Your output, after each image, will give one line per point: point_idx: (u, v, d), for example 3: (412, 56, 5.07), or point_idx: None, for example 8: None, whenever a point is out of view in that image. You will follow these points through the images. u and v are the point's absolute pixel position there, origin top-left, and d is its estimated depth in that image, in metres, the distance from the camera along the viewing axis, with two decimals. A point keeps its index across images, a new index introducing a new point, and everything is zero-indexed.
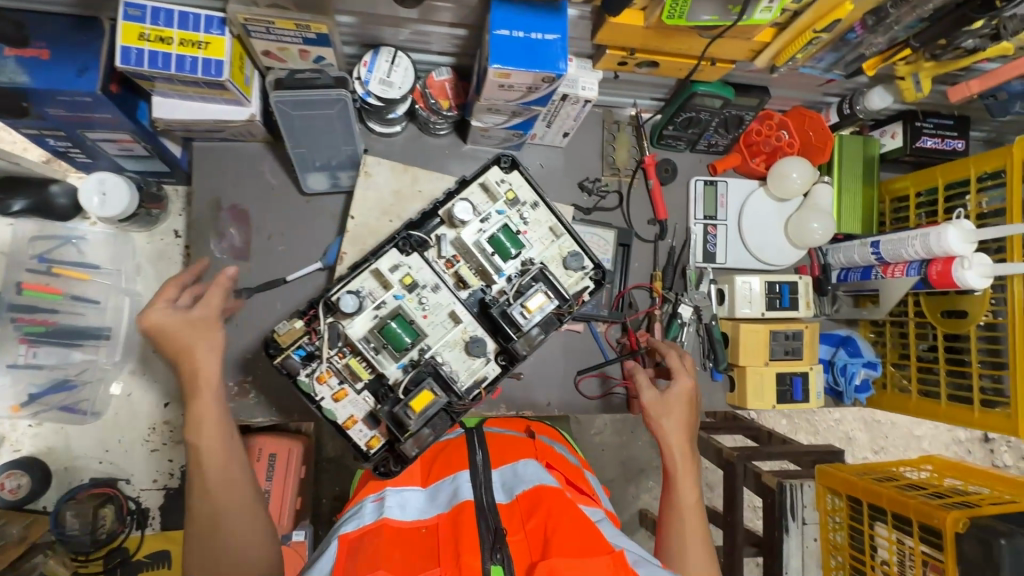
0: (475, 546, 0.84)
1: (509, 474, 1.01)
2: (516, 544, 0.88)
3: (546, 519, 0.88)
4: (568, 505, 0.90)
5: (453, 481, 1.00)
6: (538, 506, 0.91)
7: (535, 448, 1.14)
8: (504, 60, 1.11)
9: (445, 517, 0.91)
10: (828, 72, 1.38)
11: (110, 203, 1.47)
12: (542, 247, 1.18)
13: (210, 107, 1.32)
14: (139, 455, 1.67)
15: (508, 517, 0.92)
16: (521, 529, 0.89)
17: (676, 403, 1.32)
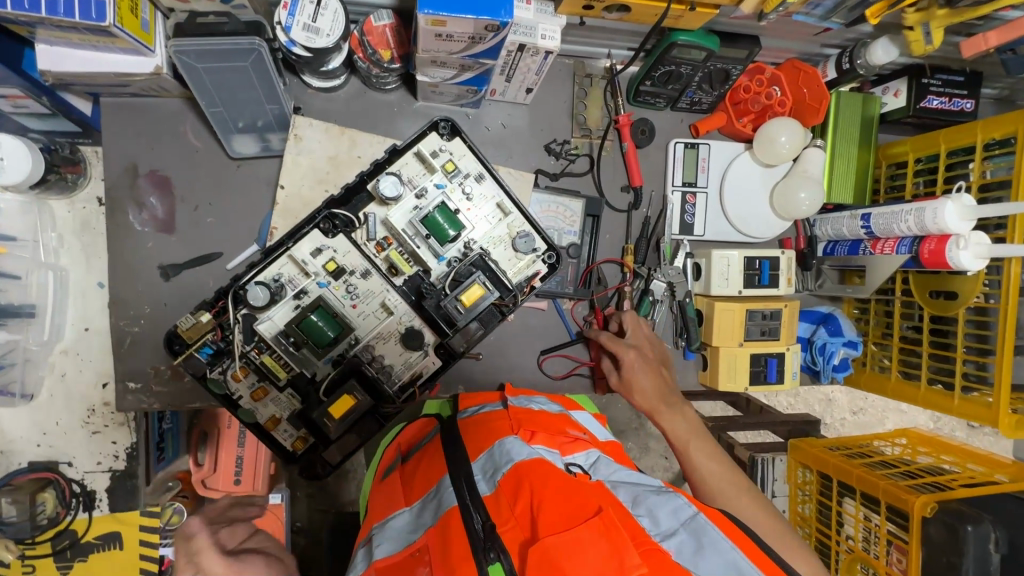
0: (467, 558, 0.72)
1: (486, 460, 0.88)
2: (508, 532, 0.76)
3: (535, 496, 0.77)
4: (552, 470, 0.80)
5: (437, 488, 0.86)
6: (521, 486, 0.79)
7: (511, 418, 1.02)
8: (437, 5, 0.93)
9: (433, 533, 0.78)
10: (826, 21, 1.20)
11: (9, 170, 1.29)
12: (488, 228, 1.05)
13: (108, 58, 1.13)
14: (79, 439, 1.56)
15: (495, 509, 0.79)
16: (509, 518, 0.77)
17: (634, 372, 1.31)
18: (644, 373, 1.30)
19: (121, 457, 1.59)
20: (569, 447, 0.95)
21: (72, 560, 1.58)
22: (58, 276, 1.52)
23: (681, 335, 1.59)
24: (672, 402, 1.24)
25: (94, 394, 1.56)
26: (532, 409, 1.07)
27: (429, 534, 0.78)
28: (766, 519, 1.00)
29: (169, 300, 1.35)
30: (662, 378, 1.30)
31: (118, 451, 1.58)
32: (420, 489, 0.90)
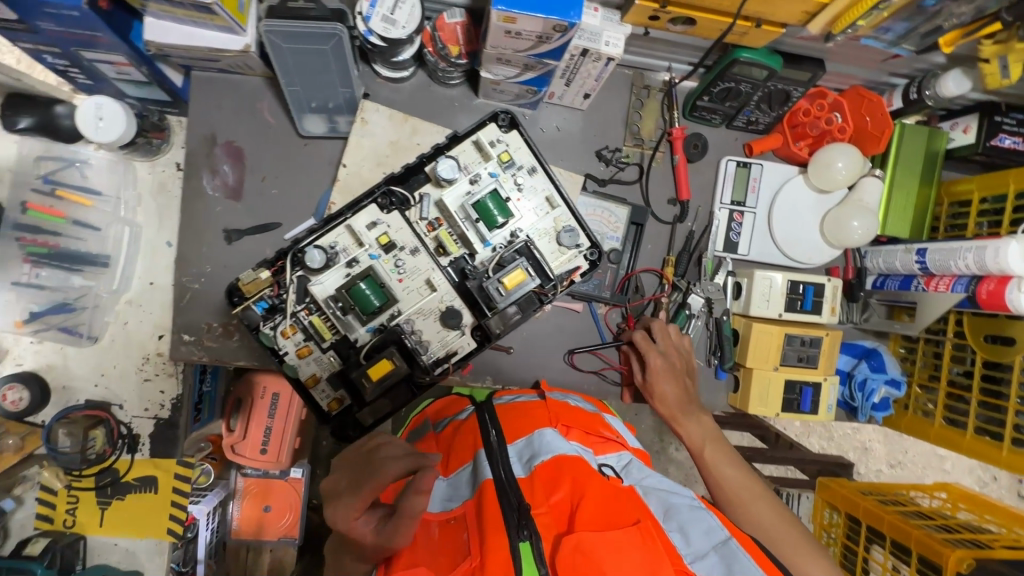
0: (501, 529, 0.78)
1: (524, 446, 0.95)
2: (540, 518, 0.83)
3: (573, 491, 0.85)
4: (593, 473, 0.87)
5: (473, 465, 0.92)
6: (561, 478, 0.86)
7: (549, 410, 1.09)
8: (510, 2, 0.99)
9: (469, 504, 0.85)
10: (895, 47, 1.18)
11: (106, 129, 1.42)
12: (535, 219, 1.09)
13: (204, 34, 1.24)
14: (132, 383, 1.67)
15: (530, 491, 0.86)
16: (544, 504, 0.84)
17: (658, 377, 1.35)
18: (666, 382, 1.35)
19: (167, 406, 1.69)
20: (601, 448, 1.06)
21: (112, 498, 1.68)
22: (132, 232, 1.65)
23: (715, 353, 1.56)
24: (691, 410, 1.33)
25: (150, 344, 1.67)
26: (568, 407, 1.14)
27: (467, 504, 0.85)
28: (779, 521, 1.06)
29: (228, 262, 1.45)
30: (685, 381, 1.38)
31: (165, 401, 1.68)
32: (454, 463, 0.97)
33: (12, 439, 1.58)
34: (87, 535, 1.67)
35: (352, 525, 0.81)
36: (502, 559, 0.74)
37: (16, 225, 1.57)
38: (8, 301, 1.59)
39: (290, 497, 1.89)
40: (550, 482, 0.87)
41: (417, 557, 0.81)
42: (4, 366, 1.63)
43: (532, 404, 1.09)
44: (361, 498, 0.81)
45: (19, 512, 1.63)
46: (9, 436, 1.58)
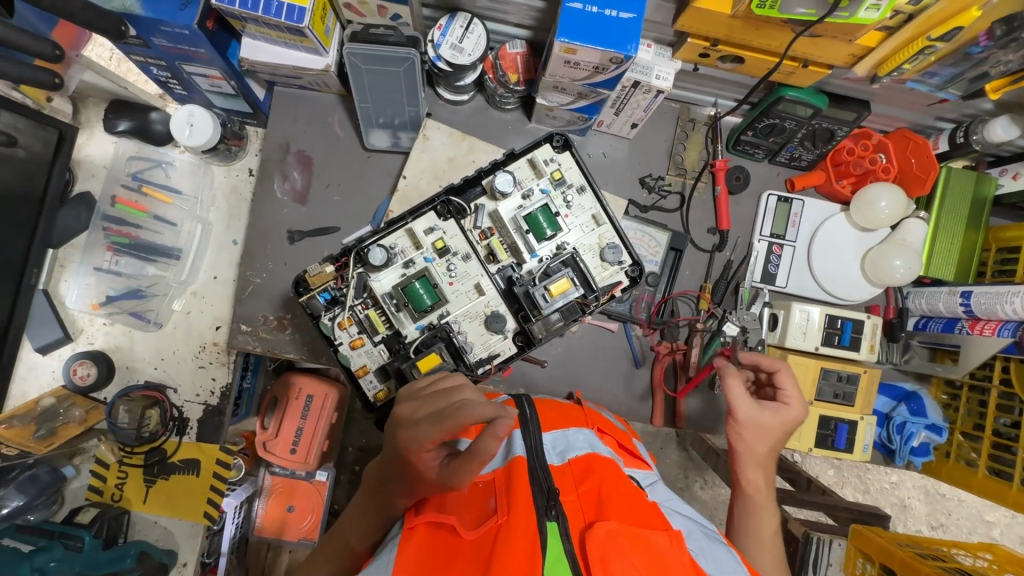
0: (531, 505, 0.86)
1: (559, 438, 1.06)
2: (569, 504, 0.90)
3: (601, 484, 0.93)
4: (620, 476, 0.97)
5: (507, 443, 1.03)
6: (592, 473, 0.96)
7: (584, 414, 1.19)
8: (572, 34, 1.06)
9: (499, 473, 0.94)
10: (941, 91, 1.20)
11: (195, 134, 1.58)
12: (581, 234, 1.15)
13: (292, 54, 1.39)
14: (187, 369, 1.78)
15: (562, 479, 0.95)
16: (574, 492, 0.93)
17: (761, 421, 1.15)
18: (767, 425, 1.16)
19: (216, 393, 1.79)
20: (632, 462, 1.11)
21: (157, 476, 1.74)
22: (204, 229, 1.79)
23: None
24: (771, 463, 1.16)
25: (208, 334, 1.79)
26: (602, 416, 1.23)
27: (496, 472, 0.95)
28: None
29: (289, 260, 1.56)
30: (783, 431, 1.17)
31: (215, 388, 1.78)
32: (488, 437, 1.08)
33: (78, 412, 1.70)
34: (132, 510, 1.73)
35: (422, 457, 0.85)
36: (530, 525, 0.82)
37: (105, 216, 1.74)
38: (90, 284, 1.76)
39: (313, 499, 1.93)
40: (581, 475, 0.96)
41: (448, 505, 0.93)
42: (77, 344, 1.76)
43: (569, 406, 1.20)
44: (440, 434, 0.84)
45: (75, 482, 1.74)
46: (75, 409, 1.70)
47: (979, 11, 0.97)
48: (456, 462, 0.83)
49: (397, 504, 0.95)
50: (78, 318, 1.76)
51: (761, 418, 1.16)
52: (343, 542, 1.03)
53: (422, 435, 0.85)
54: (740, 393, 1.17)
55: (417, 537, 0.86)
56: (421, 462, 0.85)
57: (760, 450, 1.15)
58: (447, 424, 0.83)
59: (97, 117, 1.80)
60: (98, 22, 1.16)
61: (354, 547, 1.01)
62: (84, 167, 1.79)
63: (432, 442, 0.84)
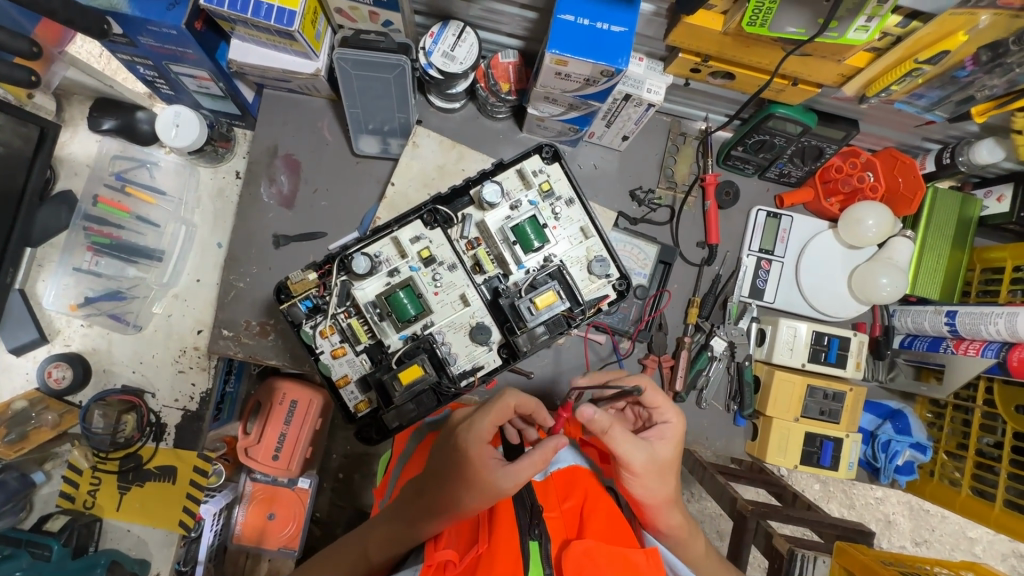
0: (513, 529, 0.89)
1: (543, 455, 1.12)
2: (552, 520, 0.95)
3: (583, 501, 0.98)
4: (602, 492, 1.01)
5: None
6: (575, 489, 1.01)
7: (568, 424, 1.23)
8: (563, 46, 1.06)
9: None
10: (928, 113, 1.21)
11: (181, 135, 1.55)
12: (568, 246, 1.14)
13: (282, 58, 1.37)
14: (166, 373, 1.74)
15: (546, 496, 1.00)
16: (557, 509, 0.98)
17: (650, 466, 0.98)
18: (662, 468, 0.99)
19: (196, 399, 1.75)
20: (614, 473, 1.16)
21: (132, 484, 1.69)
22: (188, 231, 1.76)
23: (734, 399, 1.57)
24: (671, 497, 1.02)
25: (188, 338, 1.75)
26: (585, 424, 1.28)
27: None
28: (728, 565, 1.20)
29: (273, 265, 1.53)
30: (668, 464, 1.01)
31: (195, 393, 1.75)
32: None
33: (51, 416, 1.66)
34: (104, 518, 1.68)
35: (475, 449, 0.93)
36: (513, 545, 0.86)
37: (85, 215, 1.71)
38: (68, 285, 1.72)
39: (295, 507, 1.89)
40: (563, 490, 1.02)
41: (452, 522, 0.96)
42: (53, 346, 1.72)
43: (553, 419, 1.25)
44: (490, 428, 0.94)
45: (46, 488, 1.69)
46: (48, 413, 1.66)
47: (966, 35, 0.96)
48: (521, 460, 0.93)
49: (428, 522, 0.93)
50: (55, 320, 1.72)
51: (663, 460, 1.00)
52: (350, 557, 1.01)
53: (474, 431, 0.94)
54: (629, 446, 0.96)
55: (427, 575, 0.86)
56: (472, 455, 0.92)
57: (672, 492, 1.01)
58: (497, 410, 0.95)
59: (81, 115, 1.77)
60: (80, 20, 1.14)
61: (371, 560, 0.99)
62: (66, 165, 1.75)
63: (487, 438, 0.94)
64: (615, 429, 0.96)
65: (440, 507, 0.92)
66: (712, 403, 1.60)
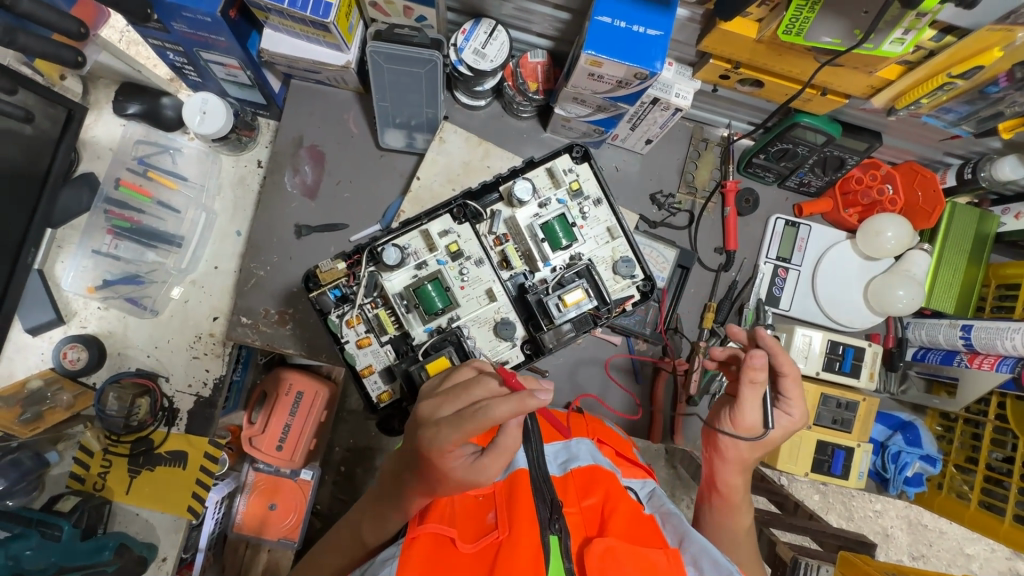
0: (534, 525, 0.88)
1: (561, 450, 1.12)
2: (571, 516, 0.96)
3: (604, 499, 0.99)
4: (622, 491, 1.02)
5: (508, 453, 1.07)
6: (595, 486, 1.01)
7: (586, 423, 1.24)
8: (599, 48, 1.07)
9: (501, 486, 0.98)
10: (955, 127, 1.22)
11: (207, 122, 1.56)
12: (595, 246, 1.16)
13: (314, 49, 1.39)
14: (181, 359, 1.75)
15: (565, 492, 1.00)
16: (576, 506, 0.98)
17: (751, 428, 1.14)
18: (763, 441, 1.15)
19: (209, 385, 1.75)
20: (630, 472, 1.16)
21: (142, 467, 1.69)
22: (208, 218, 1.77)
23: None
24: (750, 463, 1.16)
25: (204, 324, 1.76)
26: (601, 424, 1.29)
27: (496, 484, 0.98)
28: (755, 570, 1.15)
29: (295, 255, 1.54)
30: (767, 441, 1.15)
31: (208, 379, 1.75)
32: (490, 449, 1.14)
33: (65, 397, 1.66)
34: (114, 501, 1.68)
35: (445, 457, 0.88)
36: (533, 537, 0.86)
37: (107, 197, 1.72)
38: (87, 267, 1.73)
39: (296, 498, 1.89)
40: (583, 488, 1.02)
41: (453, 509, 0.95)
42: (69, 328, 1.73)
43: (572, 416, 1.26)
44: (457, 438, 0.87)
45: (57, 468, 1.69)
46: (63, 394, 1.66)
47: (1000, 51, 0.96)
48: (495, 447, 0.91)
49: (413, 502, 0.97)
50: (72, 301, 1.73)
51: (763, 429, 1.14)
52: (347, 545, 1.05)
53: (441, 439, 0.87)
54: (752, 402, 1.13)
55: (417, 548, 0.86)
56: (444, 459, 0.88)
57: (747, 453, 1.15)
58: (466, 425, 0.86)
59: (106, 99, 1.77)
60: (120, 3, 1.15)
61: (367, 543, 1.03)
62: (89, 148, 1.76)
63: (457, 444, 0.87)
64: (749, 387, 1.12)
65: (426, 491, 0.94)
66: None
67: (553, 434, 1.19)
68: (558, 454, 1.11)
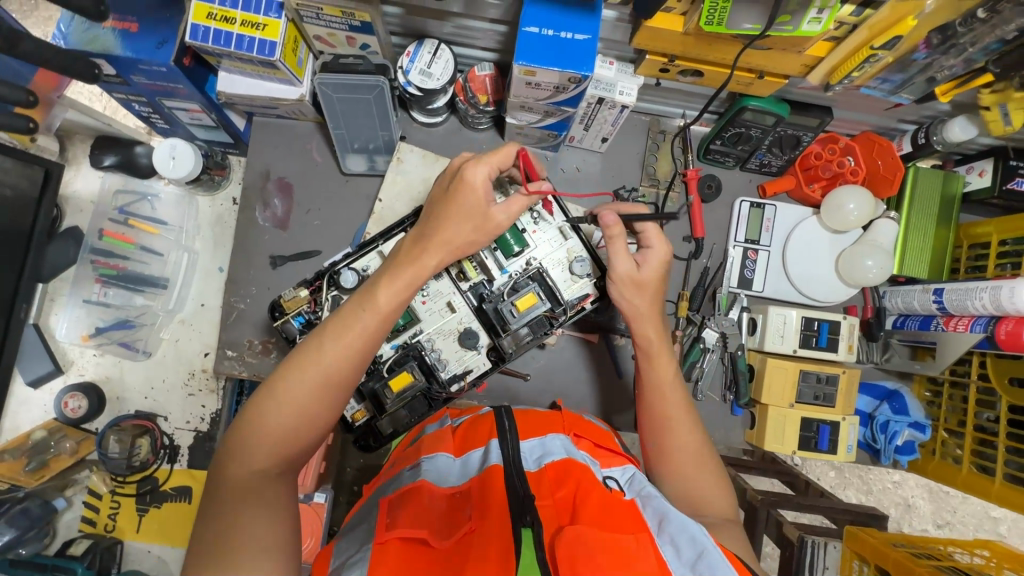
0: (505, 520, 0.88)
1: (536, 445, 1.13)
2: (544, 508, 0.95)
3: (576, 491, 0.98)
4: (596, 482, 1.01)
5: (485, 449, 1.09)
6: (567, 479, 1.01)
7: (564, 421, 1.26)
8: (530, 58, 1.10)
9: (476, 481, 1.00)
10: (894, 96, 1.22)
11: (177, 167, 1.61)
12: (549, 249, 1.19)
13: (268, 86, 1.43)
14: (177, 397, 1.80)
15: (538, 486, 1.00)
16: (549, 497, 0.98)
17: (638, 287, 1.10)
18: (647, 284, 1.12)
19: (206, 420, 1.81)
20: (608, 462, 1.15)
21: (149, 505, 1.76)
22: (190, 258, 1.82)
23: (730, 389, 1.60)
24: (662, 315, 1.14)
25: (196, 360, 1.81)
26: (581, 419, 1.30)
27: (472, 481, 1.01)
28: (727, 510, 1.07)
29: (272, 285, 1.59)
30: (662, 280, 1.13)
31: (205, 414, 1.81)
32: (467, 445, 1.13)
33: (69, 443, 1.72)
34: (125, 540, 1.74)
35: (480, 189, 0.97)
36: (504, 532, 0.86)
37: (92, 248, 1.78)
38: (80, 316, 1.79)
39: (313, 522, 1.80)
40: (557, 481, 1.02)
41: (424, 511, 0.94)
42: (69, 376, 1.79)
43: (549, 413, 1.28)
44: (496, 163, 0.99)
45: (67, 514, 1.74)
46: (67, 441, 1.72)
47: (915, 20, 0.98)
48: (508, 199, 1.04)
49: (428, 258, 0.99)
50: (68, 350, 1.80)
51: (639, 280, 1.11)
52: (343, 347, 0.93)
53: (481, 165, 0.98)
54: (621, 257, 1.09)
55: (389, 552, 0.85)
56: (477, 192, 0.97)
57: (643, 311, 1.12)
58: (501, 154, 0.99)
59: (84, 153, 1.85)
60: (73, 66, 1.08)
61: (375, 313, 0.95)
62: (72, 203, 1.83)
63: (491, 178, 0.99)
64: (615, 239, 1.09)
65: (444, 243, 0.99)
66: (709, 394, 1.62)
67: (530, 430, 1.20)
68: (534, 451, 1.12)
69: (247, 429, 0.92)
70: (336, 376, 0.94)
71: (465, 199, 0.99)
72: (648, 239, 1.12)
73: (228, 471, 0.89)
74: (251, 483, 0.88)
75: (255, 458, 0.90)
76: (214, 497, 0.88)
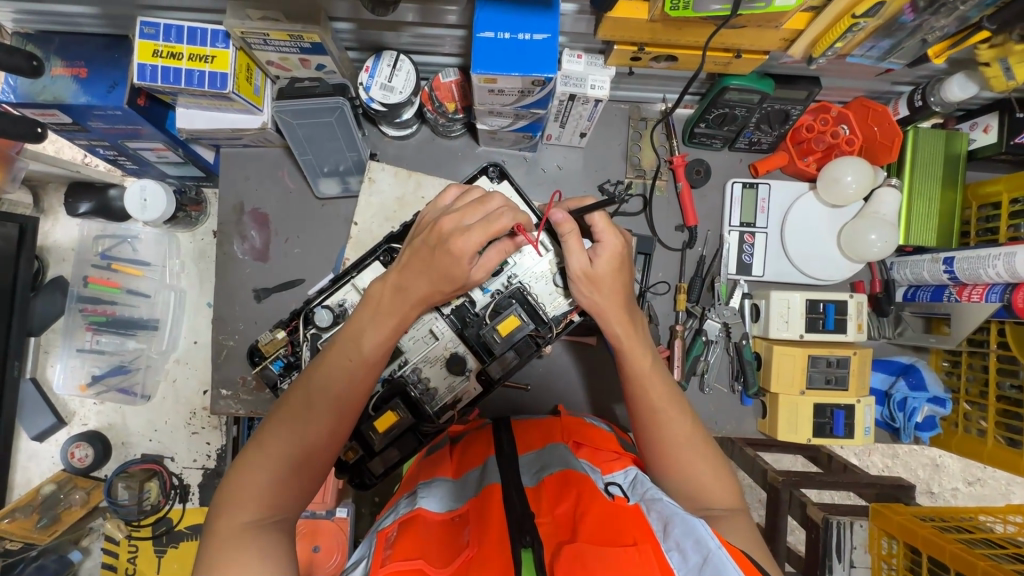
0: (500, 539, 0.82)
1: (534, 459, 1.09)
2: (544, 526, 0.90)
3: (576, 503, 0.92)
4: (598, 491, 0.95)
5: (482, 467, 1.05)
6: (566, 492, 0.95)
7: (564, 430, 1.22)
8: (489, 66, 1.03)
9: (473, 503, 0.95)
10: (884, 62, 1.14)
11: (150, 208, 1.57)
12: (530, 263, 1.17)
13: (226, 116, 1.37)
14: (181, 436, 1.79)
15: (537, 502, 0.95)
16: (549, 514, 0.92)
17: (601, 287, 1.04)
18: (610, 279, 1.04)
19: (213, 456, 1.80)
20: (612, 465, 1.10)
21: (167, 546, 1.76)
22: (179, 297, 1.80)
23: (737, 379, 1.55)
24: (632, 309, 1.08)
25: (196, 399, 1.80)
26: (582, 425, 1.26)
27: (469, 504, 0.96)
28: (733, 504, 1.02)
29: (259, 318, 1.56)
30: (626, 270, 1.07)
31: (211, 451, 1.80)
32: (465, 465, 1.09)
33: (79, 494, 1.72)
34: None
35: (466, 260, 0.91)
36: (501, 551, 0.80)
37: (79, 297, 1.75)
38: (75, 366, 1.76)
39: (337, 537, 1.73)
40: (556, 496, 0.96)
41: (421, 536, 0.89)
42: (72, 427, 1.79)
43: (547, 423, 1.25)
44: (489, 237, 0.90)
45: (87, 561, 1.77)
46: (76, 493, 1.72)
47: None
48: (486, 250, 0.98)
49: (415, 296, 0.95)
50: (69, 402, 1.79)
51: (595, 275, 1.04)
52: (336, 394, 0.94)
53: (473, 237, 0.90)
54: (574, 257, 1.02)
55: None
56: (462, 263, 0.91)
57: (606, 308, 1.05)
58: (494, 226, 0.90)
59: (59, 203, 1.82)
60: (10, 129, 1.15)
61: (363, 357, 0.95)
62: (53, 253, 1.81)
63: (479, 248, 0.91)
64: (569, 238, 1.02)
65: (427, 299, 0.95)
66: (716, 385, 1.58)
67: (529, 445, 1.17)
68: (533, 464, 1.08)
69: (239, 472, 0.91)
70: (330, 424, 0.94)
71: (450, 264, 0.91)
72: (597, 230, 1.04)
73: (216, 517, 0.87)
74: (236, 529, 0.85)
75: (243, 505, 0.87)
76: (207, 551, 0.84)
